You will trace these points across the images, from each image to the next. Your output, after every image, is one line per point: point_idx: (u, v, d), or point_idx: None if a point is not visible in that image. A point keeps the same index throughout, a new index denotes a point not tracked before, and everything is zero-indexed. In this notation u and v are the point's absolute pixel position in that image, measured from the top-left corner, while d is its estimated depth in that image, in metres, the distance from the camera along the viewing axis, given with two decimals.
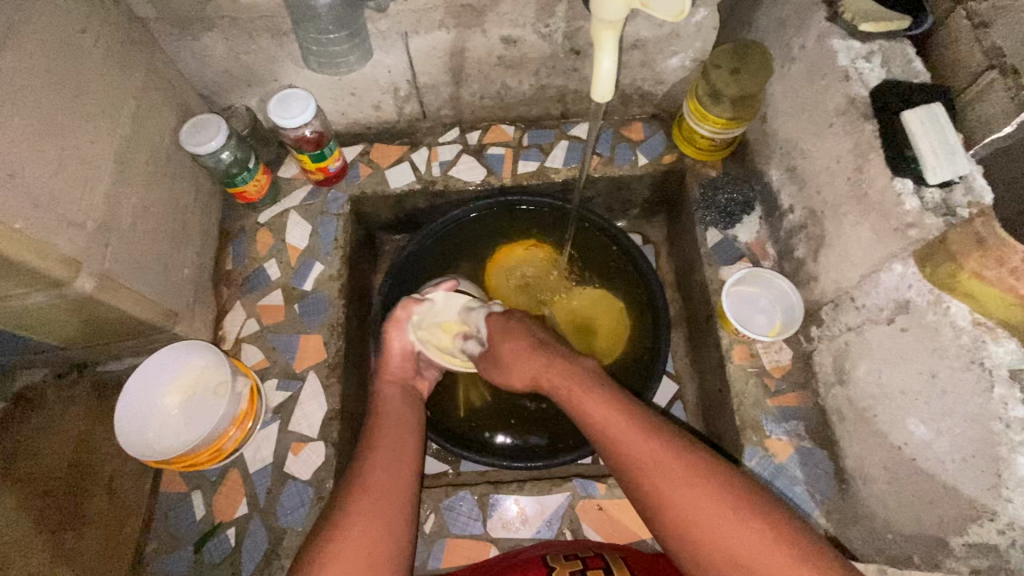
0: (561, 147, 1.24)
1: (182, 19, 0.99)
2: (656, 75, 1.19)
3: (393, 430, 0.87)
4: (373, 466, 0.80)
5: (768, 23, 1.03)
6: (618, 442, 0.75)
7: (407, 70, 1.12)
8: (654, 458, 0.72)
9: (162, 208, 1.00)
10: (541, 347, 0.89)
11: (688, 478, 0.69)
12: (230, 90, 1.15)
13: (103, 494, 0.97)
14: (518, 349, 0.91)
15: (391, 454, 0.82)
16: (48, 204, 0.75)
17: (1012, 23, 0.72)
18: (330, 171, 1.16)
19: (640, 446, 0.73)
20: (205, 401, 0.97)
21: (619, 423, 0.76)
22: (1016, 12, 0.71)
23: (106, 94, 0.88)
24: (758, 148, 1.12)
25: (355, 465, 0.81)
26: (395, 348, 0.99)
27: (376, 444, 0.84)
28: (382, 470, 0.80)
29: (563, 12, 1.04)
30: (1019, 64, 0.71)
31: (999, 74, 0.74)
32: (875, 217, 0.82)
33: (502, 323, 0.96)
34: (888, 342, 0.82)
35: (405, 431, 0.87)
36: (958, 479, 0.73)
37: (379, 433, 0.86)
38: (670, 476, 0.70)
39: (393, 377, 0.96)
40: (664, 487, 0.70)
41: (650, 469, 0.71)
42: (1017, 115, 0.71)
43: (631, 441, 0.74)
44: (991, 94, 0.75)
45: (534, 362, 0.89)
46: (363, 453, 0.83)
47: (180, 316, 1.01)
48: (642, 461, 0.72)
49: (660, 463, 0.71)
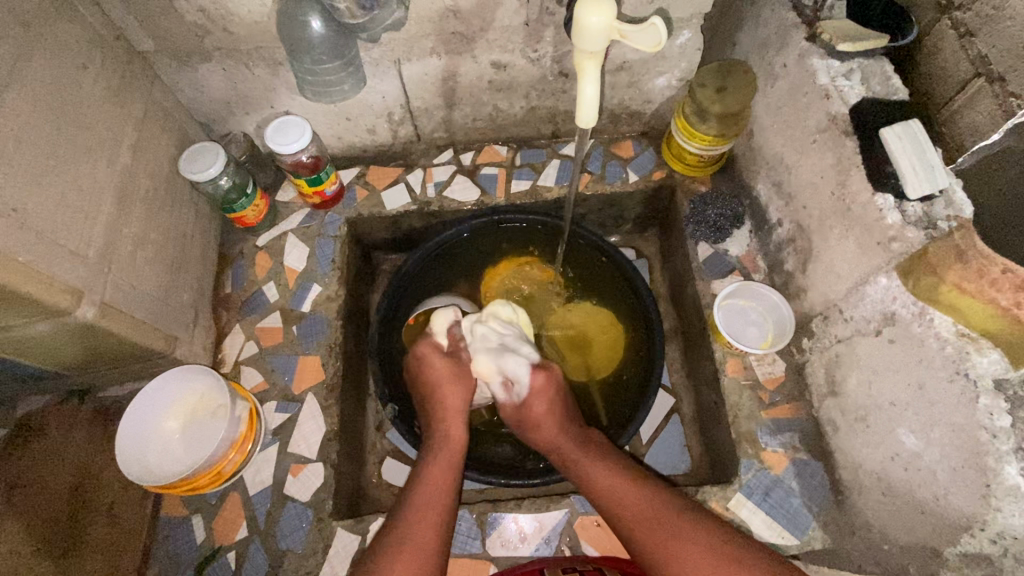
0: (553, 166, 1.27)
1: (181, 52, 1.02)
2: (643, 94, 1.22)
3: (445, 477, 0.90)
4: (423, 515, 0.84)
5: (751, 42, 1.06)
6: (633, 517, 0.82)
7: (401, 95, 1.15)
8: (671, 528, 0.79)
9: (162, 236, 1.02)
10: (570, 419, 1.00)
11: (700, 546, 0.77)
12: (228, 117, 1.18)
13: (104, 520, 0.98)
14: (547, 422, 0.99)
15: (439, 506, 0.86)
16: (48, 235, 0.77)
17: (999, 31, 0.73)
18: (326, 195, 1.18)
19: (653, 522, 0.81)
20: (205, 426, 0.98)
21: (636, 497, 0.84)
22: (1002, 21, 0.72)
23: (106, 127, 0.90)
24: (745, 163, 1.14)
25: (404, 512, 0.85)
26: (445, 382, 1.01)
27: (424, 494, 0.87)
28: (434, 519, 0.84)
29: (550, 37, 1.07)
30: (1005, 72, 0.73)
31: (987, 82, 0.75)
32: (858, 231, 0.84)
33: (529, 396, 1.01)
34: (877, 354, 0.83)
35: (455, 478, 0.91)
36: (949, 489, 0.73)
37: (431, 481, 0.89)
38: (683, 549, 0.77)
39: (453, 414, 0.99)
40: (677, 557, 0.77)
41: (659, 526, 0.80)
42: (1006, 122, 0.73)
43: (644, 516, 0.82)
44: (980, 101, 0.77)
45: (557, 433, 0.97)
46: (414, 497, 0.87)
47: (180, 341, 1.03)
48: (656, 533, 0.79)
49: (673, 530, 0.79)
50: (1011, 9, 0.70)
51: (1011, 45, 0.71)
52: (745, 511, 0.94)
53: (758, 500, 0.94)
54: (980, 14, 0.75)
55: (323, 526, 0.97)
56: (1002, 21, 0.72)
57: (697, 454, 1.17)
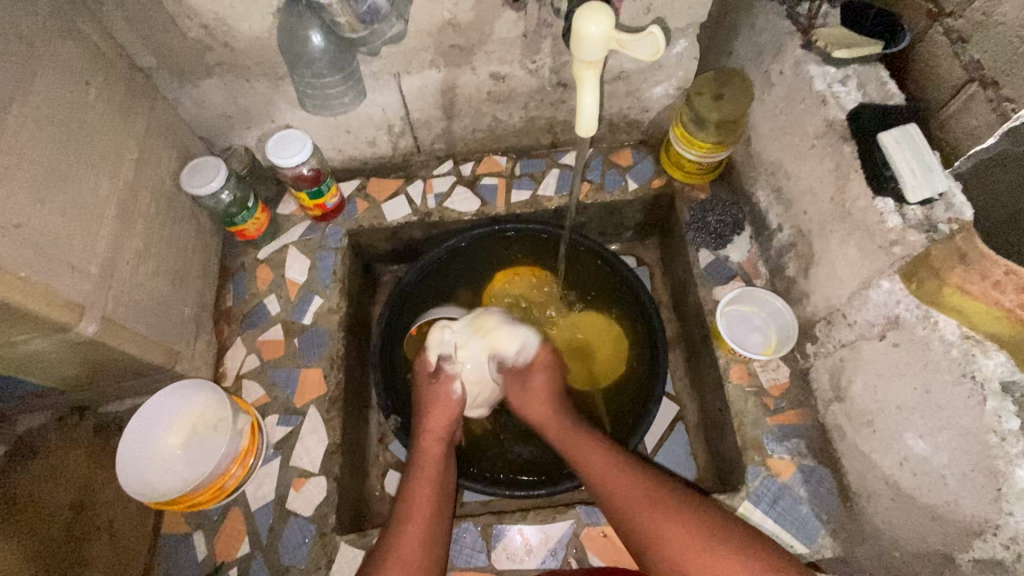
0: (552, 175, 1.27)
1: (183, 68, 1.03)
2: (641, 103, 1.24)
3: (428, 492, 0.89)
4: (408, 534, 0.83)
5: (747, 50, 1.06)
6: (628, 501, 0.82)
7: (401, 108, 1.16)
8: (656, 513, 0.79)
9: (163, 250, 1.02)
10: (561, 402, 1.03)
11: (687, 524, 0.76)
12: (229, 132, 1.19)
13: (104, 539, 0.97)
14: (541, 401, 1.02)
15: (423, 522, 0.85)
16: (50, 251, 0.77)
17: (990, 37, 0.74)
18: (327, 208, 1.19)
19: (645, 502, 0.81)
20: (205, 442, 0.97)
21: (626, 485, 0.84)
22: (993, 28, 0.73)
23: (108, 142, 0.91)
24: (744, 170, 1.15)
25: (393, 525, 0.85)
26: (430, 404, 1.01)
27: (409, 507, 0.87)
28: (415, 539, 0.83)
29: (548, 48, 1.08)
30: (998, 77, 0.74)
31: (981, 86, 0.76)
32: (860, 235, 0.84)
33: (524, 380, 1.05)
34: (882, 358, 0.83)
35: (440, 493, 0.90)
36: (959, 495, 0.72)
37: (416, 497, 0.88)
38: (672, 530, 0.76)
39: (433, 433, 0.98)
40: (666, 537, 0.76)
41: (647, 515, 0.79)
42: (1001, 126, 0.74)
43: (640, 500, 0.81)
44: (974, 106, 0.77)
45: (552, 416, 1.00)
46: (401, 511, 0.87)
47: (181, 355, 1.02)
48: (645, 515, 0.79)
49: (663, 513, 0.78)
50: (1001, 15, 0.71)
51: (1003, 51, 0.72)
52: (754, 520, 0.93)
53: (766, 508, 0.93)
54: (972, 21, 0.76)
55: (326, 541, 0.96)
56: (992, 28, 0.73)
57: (702, 463, 1.16)
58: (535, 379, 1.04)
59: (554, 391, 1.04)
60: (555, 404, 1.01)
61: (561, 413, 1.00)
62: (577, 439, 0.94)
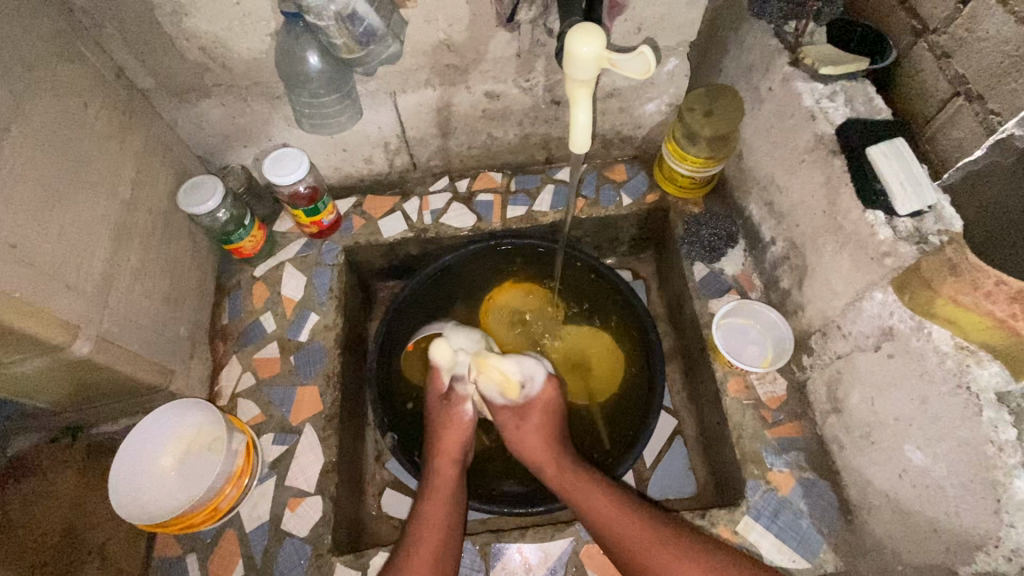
0: (548, 191, 1.28)
1: (181, 89, 1.05)
2: (634, 120, 1.26)
3: (443, 514, 0.89)
4: (419, 558, 0.83)
5: (736, 68, 1.09)
6: (633, 543, 0.83)
7: (397, 125, 1.17)
8: (659, 554, 0.81)
9: (160, 268, 1.02)
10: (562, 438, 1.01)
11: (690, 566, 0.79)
12: (226, 151, 1.19)
13: (95, 561, 0.95)
14: (543, 431, 1.00)
15: (436, 545, 0.85)
16: (48, 272, 0.77)
17: (973, 53, 0.76)
18: (324, 225, 1.19)
19: (648, 545, 0.82)
20: (199, 462, 0.96)
21: (630, 528, 0.84)
22: (977, 44, 0.75)
23: (106, 163, 0.92)
24: (736, 184, 1.17)
25: (407, 547, 0.85)
26: (443, 424, 1.01)
27: (421, 530, 0.86)
28: (428, 562, 0.83)
29: (541, 68, 1.10)
30: (983, 91, 0.76)
31: (967, 100, 0.78)
32: (852, 247, 0.85)
33: (521, 414, 1.01)
34: (877, 369, 0.83)
35: (454, 514, 0.90)
36: (959, 506, 0.72)
37: (428, 521, 0.87)
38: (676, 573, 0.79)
39: (447, 454, 0.98)
40: None
41: (649, 556, 0.81)
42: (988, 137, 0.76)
43: (643, 540, 0.83)
44: (960, 119, 0.79)
45: (555, 450, 0.98)
46: (413, 533, 0.86)
47: (175, 373, 1.02)
48: (650, 556, 0.81)
49: (665, 557, 0.81)
50: (984, 32, 0.74)
51: (987, 66, 0.74)
52: (755, 535, 0.92)
53: (767, 522, 0.92)
54: (954, 37, 0.78)
55: (321, 562, 0.94)
56: (975, 43, 0.75)
57: (701, 478, 1.15)
58: (533, 416, 1.01)
59: (558, 425, 1.02)
60: (559, 438, 1.00)
61: (561, 450, 0.98)
62: (576, 477, 0.93)
